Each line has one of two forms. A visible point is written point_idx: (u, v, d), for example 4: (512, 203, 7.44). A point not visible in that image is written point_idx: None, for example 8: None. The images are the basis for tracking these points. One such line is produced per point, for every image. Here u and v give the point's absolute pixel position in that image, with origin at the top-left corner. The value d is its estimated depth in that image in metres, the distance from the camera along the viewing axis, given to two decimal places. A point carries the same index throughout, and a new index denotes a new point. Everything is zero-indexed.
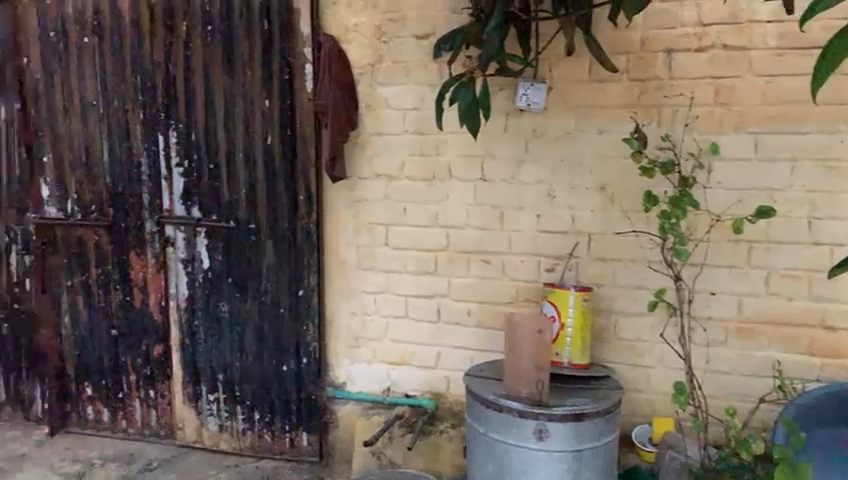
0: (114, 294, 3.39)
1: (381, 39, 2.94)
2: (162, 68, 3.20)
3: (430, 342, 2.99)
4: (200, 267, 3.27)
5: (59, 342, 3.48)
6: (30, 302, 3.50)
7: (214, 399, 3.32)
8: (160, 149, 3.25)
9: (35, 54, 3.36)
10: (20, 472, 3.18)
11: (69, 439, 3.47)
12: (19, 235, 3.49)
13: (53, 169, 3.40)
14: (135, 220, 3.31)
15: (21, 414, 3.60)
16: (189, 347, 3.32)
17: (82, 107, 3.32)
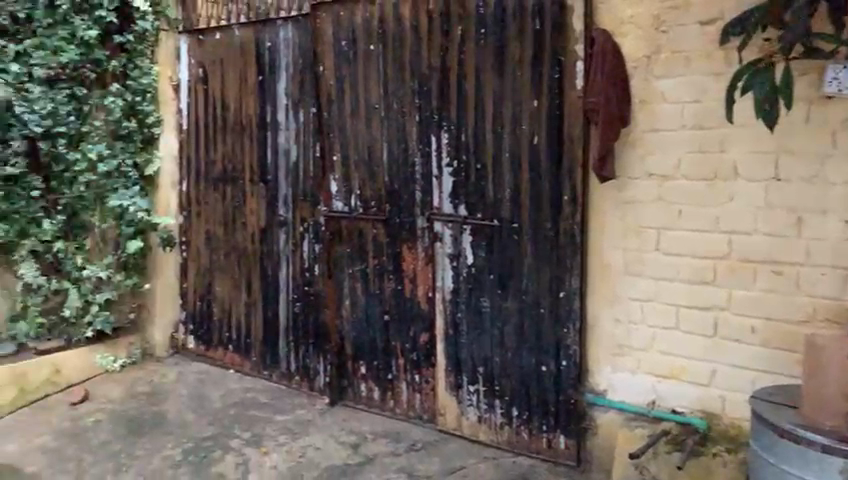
0: (387, 283, 3.68)
1: (659, 29, 2.74)
2: (438, 72, 3.39)
3: (704, 358, 2.72)
4: (464, 263, 3.40)
5: (340, 322, 3.88)
6: (319, 285, 3.96)
7: (475, 391, 3.44)
8: (433, 149, 3.45)
9: (331, 64, 3.77)
10: (309, 435, 3.55)
11: (346, 411, 3.85)
12: (312, 226, 3.97)
13: (341, 167, 3.80)
14: (408, 216, 3.56)
15: (307, 385, 4.08)
16: (452, 338, 3.48)
17: (367, 111, 3.65)
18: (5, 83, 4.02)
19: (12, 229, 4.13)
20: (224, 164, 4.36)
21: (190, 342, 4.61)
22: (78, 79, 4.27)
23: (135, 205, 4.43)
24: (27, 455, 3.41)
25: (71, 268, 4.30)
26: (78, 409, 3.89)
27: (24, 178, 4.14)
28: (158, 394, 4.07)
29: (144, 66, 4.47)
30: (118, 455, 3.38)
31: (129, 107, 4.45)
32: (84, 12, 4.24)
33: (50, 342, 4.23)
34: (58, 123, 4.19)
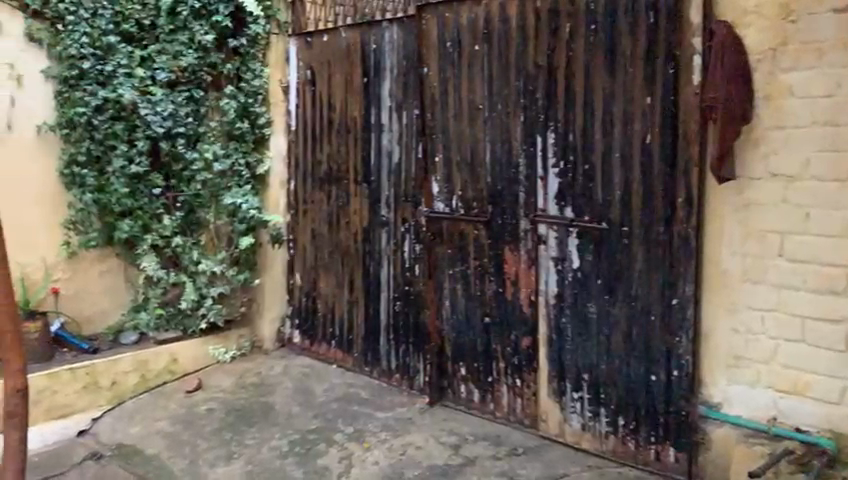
0: (488, 284, 3.65)
1: (787, 19, 2.56)
2: (544, 71, 3.32)
3: (833, 374, 2.51)
4: (570, 267, 3.31)
5: (440, 322, 3.88)
6: (419, 285, 3.98)
7: (578, 398, 3.35)
8: (538, 149, 3.37)
9: (435, 65, 3.78)
10: (409, 434, 3.57)
11: (446, 411, 3.84)
12: (413, 226, 4.00)
13: (443, 167, 3.79)
14: (511, 218, 3.50)
15: (406, 384, 4.11)
16: (556, 343, 3.41)
17: (470, 111, 3.63)
18: (132, 87, 4.28)
19: (137, 224, 4.42)
20: (329, 164, 4.47)
21: (295, 336, 4.77)
22: (196, 81, 4.47)
23: (246, 202, 4.57)
24: (147, 438, 3.63)
25: (188, 262, 4.51)
26: (192, 397, 4.10)
27: (146, 176, 4.42)
28: (265, 385, 4.23)
29: (257, 69, 4.63)
30: (229, 442, 3.53)
31: (243, 108, 4.61)
32: (202, 18, 4.43)
33: (168, 333, 4.47)
34: (177, 123, 4.40)
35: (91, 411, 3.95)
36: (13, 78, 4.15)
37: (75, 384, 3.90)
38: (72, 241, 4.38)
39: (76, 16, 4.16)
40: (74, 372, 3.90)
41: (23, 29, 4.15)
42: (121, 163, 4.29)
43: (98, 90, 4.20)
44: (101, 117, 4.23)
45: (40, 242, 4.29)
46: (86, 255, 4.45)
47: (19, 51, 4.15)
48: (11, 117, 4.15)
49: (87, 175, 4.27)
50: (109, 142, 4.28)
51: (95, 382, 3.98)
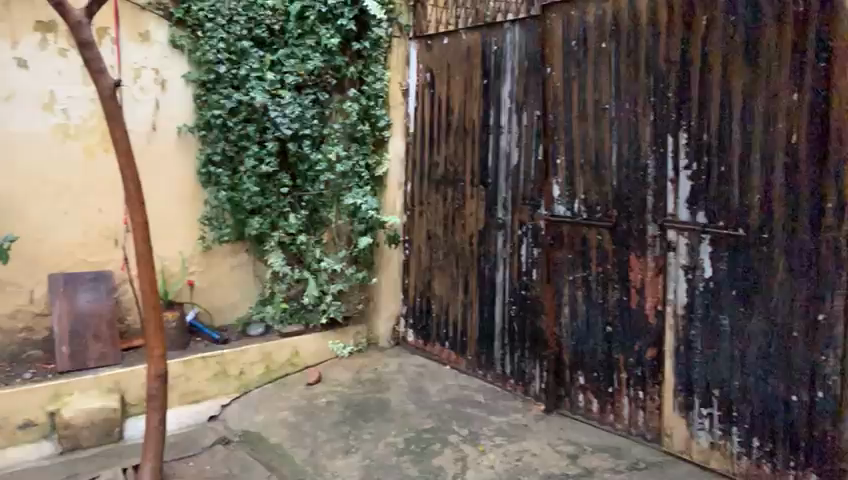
0: (610, 291, 3.52)
1: None
2: (676, 68, 3.16)
3: None
4: (701, 276, 3.13)
5: (558, 329, 3.79)
6: (536, 291, 3.89)
7: (707, 414, 3.16)
8: (669, 150, 3.22)
9: (558, 64, 3.69)
10: (526, 440, 3.50)
11: (562, 420, 3.75)
12: (531, 229, 3.91)
13: (565, 170, 3.70)
14: (638, 223, 3.36)
15: (521, 389, 4.05)
16: (684, 355, 3.23)
17: (595, 111, 3.52)
18: (263, 90, 4.43)
19: (265, 222, 4.59)
20: (446, 167, 4.48)
21: (410, 335, 4.87)
22: (321, 84, 4.62)
23: (367, 203, 4.66)
24: (271, 427, 3.78)
25: (310, 260, 4.66)
26: (313, 389, 4.24)
27: (275, 176, 4.59)
28: (381, 382, 4.30)
29: (379, 72, 4.70)
30: (348, 436, 3.61)
31: (364, 111, 4.72)
32: (328, 22, 4.58)
33: (292, 326, 4.61)
34: (304, 126, 4.55)
35: (220, 398, 4.17)
36: (158, 83, 4.42)
37: (206, 372, 4.12)
38: (207, 236, 4.64)
39: (214, 23, 4.37)
40: (206, 361, 4.12)
41: (167, 36, 4.42)
42: (252, 163, 4.47)
43: (232, 93, 4.40)
44: (235, 119, 4.42)
45: (178, 235, 4.56)
46: (218, 249, 4.71)
47: (163, 57, 4.43)
48: (156, 119, 4.43)
49: (222, 174, 4.48)
50: (242, 143, 4.47)
51: (224, 371, 4.19)
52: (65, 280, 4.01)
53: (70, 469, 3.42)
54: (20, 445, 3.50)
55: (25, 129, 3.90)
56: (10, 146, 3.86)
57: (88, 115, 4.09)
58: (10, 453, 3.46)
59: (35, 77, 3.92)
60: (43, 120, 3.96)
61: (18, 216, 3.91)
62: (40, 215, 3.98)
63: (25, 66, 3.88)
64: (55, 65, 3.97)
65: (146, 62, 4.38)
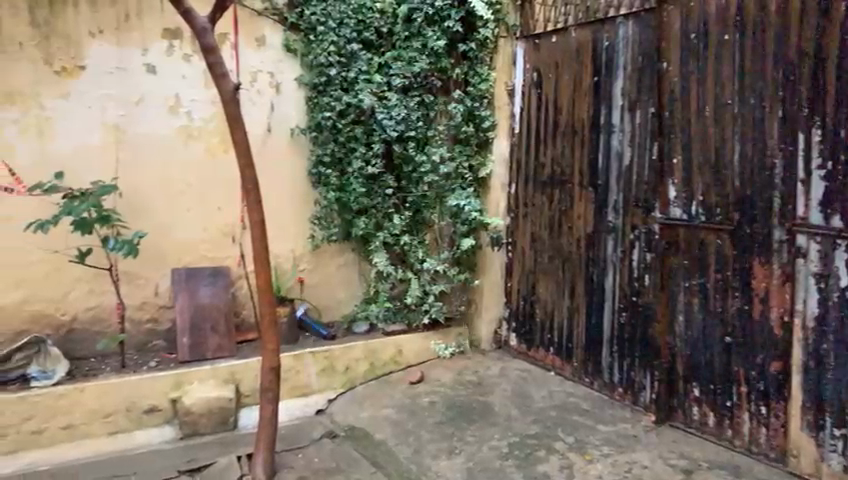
0: (730, 300, 3.32)
1: None
2: (809, 59, 2.93)
3: None
4: (835, 285, 2.90)
5: (672, 338, 3.62)
6: (649, 297, 3.72)
7: (840, 435, 2.91)
8: (799, 148, 2.99)
9: (676, 59, 3.53)
10: (635, 452, 3.37)
11: (674, 433, 3.57)
12: (644, 233, 3.75)
13: (682, 170, 3.52)
14: (763, 227, 3.16)
15: (630, 399, 3.89)
16: (813, 371, 2.99)
17: (716, 109, 3.34)
18: (371, 93, 4.49)
19: (370, 222, 4.66)
20: (552, 168, 4.39)
21: (512, 339, 4.80)
22: (427, 86, 4.62)
23: (469, 204, 4.63)
24: (375, 423, 3.83)
25: (413, 260, 4.69)
26: (416, 388, 4.26)
27: (381, 177, 4.64)
28: (484, 385, 4.27)
29: (485, 73, 4.68)
30: (451, 437, 3.60)
31: (469, 112, 4.69)
32: (435, 24, 4.57)
33: (395, 325, 4.67)
34: (409, 127, 4.57)
35: (326, 393, 4.27)
36: (272, 86, 4.58)
37: (314, 366, 4.23)
38: (316, 235, 4.76)
39: (326, 26, 4.48)
40: (314, 356, 4.24)
41: (280, 41, 4.58)
42: (359, 164, 4.55)
43: (342, 95, 4.48)
44: (344, 121, 4.51)
45: (288, 234, 4.71)
46: (327, 249, 4.83)
47: (278, 61, 4.59)
48: (270, 122, 4.59)
49: (331, 175, 4.59)
50: (350, 145, 4.55)
51: (331, 366, 4.29)
52: (186, 275, 4.23)
53: (190, 454, 3.63)
54: (145, 429, 3.74)
55: (153, 130, 4.15)
56: (140, 147, 4.13)
57: (209, 117, 4.30)
58: (137, 435, 3.71)
59: (163, 82, 4.16)
60: (169, 122, 4.19)
61: (146, 213, 4.17)
62: (165, 213, 4.23)
63: (154, 71, 4.12)
64: (180, 70, 4.20)
65: (261, 65, 4.55)
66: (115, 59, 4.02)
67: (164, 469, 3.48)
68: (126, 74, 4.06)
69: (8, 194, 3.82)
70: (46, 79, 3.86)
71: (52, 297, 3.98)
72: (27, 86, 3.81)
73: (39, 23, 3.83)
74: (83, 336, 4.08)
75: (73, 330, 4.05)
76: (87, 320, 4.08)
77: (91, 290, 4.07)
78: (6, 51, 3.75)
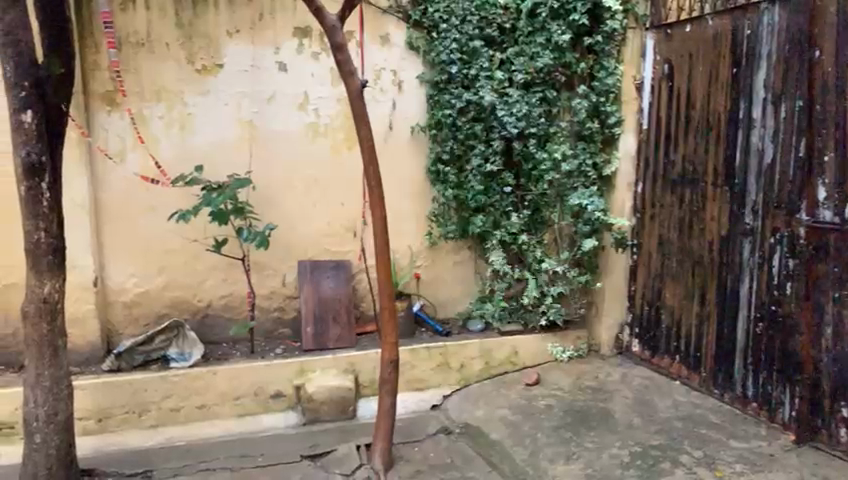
0: None
1: None
2: None
3: None
4: None
5: (817, 352, 3.32)
6: (791, 306, 3.44)
7: None
8: None
9: (831, 45, 3.23)
10: (771, 472, 3.13)
11: (817, 455, 3.28)
12: (787, 237, 3.46)
13: (835, 169, 3.22)
14: None
15: (766, 415, 3.61)
16: None
17: None
18: (491, 89, 4.46)
19: (488, 220, 4.62)
20: (684, 166, 4.16)
21: (635, 345, 4.60)
22: (550, 81, 4.51)
23: (592, 203, 4.48)
24: (491, 422, 3.81)
25: (531, 260, 4.61)
26: (532, 390, 4.19)
27: (500, 175, 4.59)
28: (603, 391, 4.13)
29: (611, 66, 4.48)
30: (570, 442, 3.51)
31: (593, 108, 4.52)
32: (560, 17, 4.42)
33: (511, 325, 4.62)
34: (530, 124, 4.48)
35: (442, 389, 4.29)
36: (395, 84, 4.57)
37: (430, 362, 4.26)
38: (433, 232, 4.74)
39: (449, 24, 4.43)
40: (430, 351, 4.26)
41: (403, 39, 4.54)
42: (478, 161, 4.52)
43: (462, 92, 4.45)
44: (464, 119, 4.48)
45: (407, 231, 4.71)
46: (443, 246, 4.79)
47: (401, 59, 4.56)
48: (392, 119, 4.58)
49: (449, 172, 4.57)
50: (469, 142, 4.52)
51: (447, 363, 4.30)
52: (310, 267, 4.39)
53: (312, 440, 3.72)
54: (270, 413, 3.91)
55: (282, 127, 4.32)
56: (270, 143, 4.31)
57: (334, 115, 4.42)
58: (264, 419, 3.88)
59: (292, 80, 4.31)
60: (298, 119, 4.35)
61: (274, 207, 4.36)
62: (291, 207, 4.39)
63: (284, 69, 4.29)
64: (309, 69, 4.34)
65: (386, 63, 4.54)
66: (250, 58, 4.22)
67: (287, 452, 3.59)
68: (259, 72, 4.24)
69: (154, 186, 4.11)
70: (189, 77, 4.12)
71: (190, 284, 4.24)
72: (171, 84, 4.09)
73: (183, 24, 4.08)
74: (216, 322, 4.32)
75: (207, 316, 4.30)
76: (220, 306, 4.32)
77: (225, 279, 4.30)
78: (154, 51, 4.04)
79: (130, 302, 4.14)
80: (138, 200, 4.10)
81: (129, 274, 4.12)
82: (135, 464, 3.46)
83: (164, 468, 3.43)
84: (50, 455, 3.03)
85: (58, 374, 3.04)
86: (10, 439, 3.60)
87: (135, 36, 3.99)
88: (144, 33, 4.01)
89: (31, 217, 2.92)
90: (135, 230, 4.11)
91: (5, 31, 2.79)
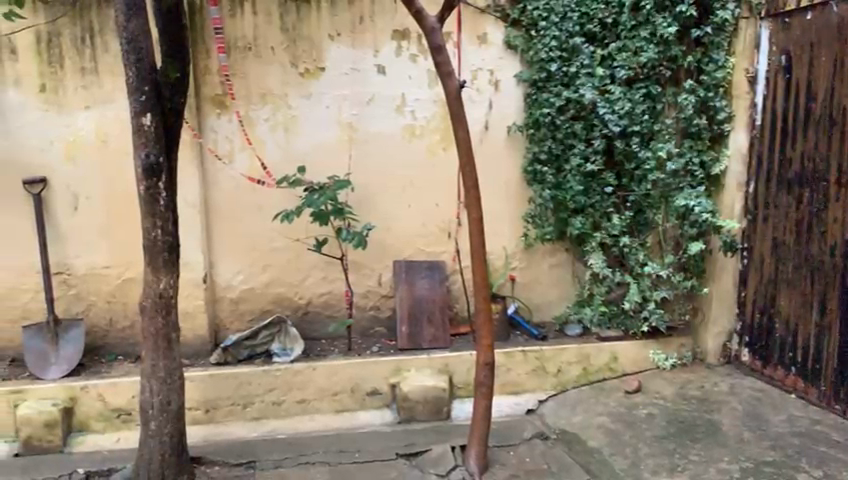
0: None
1: None
2: None
3: None
4: None
5: None
6: None
7: None
8: None
9: None
10: None
11: None
12: None
13: None
14: None
15: None
16: None
17: None
18: (592, 86, 4.31)
19: (587, 221, 4.49)
20: (802, 163, 3.89)
21: (745, 354, 4.35)
22: (655, 77, 4.31)
23: (699, 205, 4.26)
24: (589, 429, 3.71)
25: (633, 264, 4.43)
26: (632, 398, 4.04)
27: (600, 175, 4.45)
28: (710, 402, 3.92)
29: (721, 59, 4.24)
30: (673, 454, 3.39)
31: (701, 103, 4.30)
32: (665, 10, 4.23)
33: (611, 331, 4.48)
34: (633, 122, 4.30)
35: (538, 393, 4.22)
36: (492, 83, 4.53)
37: (525, 366, 4.19)
38: (530, 233, 4.66)
39: (548, 21, 4.35)
40: (526, 355, 4.19)
41: (502, 38, 4.49)
42: (578, 161, 4.40)
43: (562, 91, 4.35)
44: (563, 117, 4.37)
45: (503, 232, 4.66)
46: (540, 248, 4.70)
47: (498, 58, 4.52)
48: (489, 119, 4.55)
49: (547, 172, 4.49)
50: (568, 141, 4.41)
51: (543, 367, 4.22)
52: (406, 267, 4.43)
53: (408, 438, 3.75)
54: (367, 410, 3.98)
55: (380, 129, 4.38)
56: (368, 144, 4.38)
57: (431, 116, 4.43)
58: (360, 415, 3.95)
59: (390, 81, 4.36)
60: (396, 121, 4.40)
61: (372, 207, 4.43)
62: (389, 207, 4.45)
63: (383, 71, 4.34)
64: (407, 70, 4.37)
65: (483, 63, 4.50)
66: (350, 61, 4.30)
67: (384, 449, 3.64)
68: (358, 75, 4.31)
69: (260, 186, 4.26)
70: (293, 81, 4.25)
71: (292, 282, 4.37)
72: (276, 88, 4.23)
73: (288, 29, 4.20)
74: (316, 319, 4.44)
75: (308, 313, 4.42)
76: (320, 304, 4.43)
77: (325, 278, 4.40)
78: (260, 55, 4.19)
79: (237, 298, 4.32)
80: (245, 201, 4.27)
81: (236, 271, 4.30)
82: (240, 454, 3.61)
83: (266, 460, 3.55)
84: (164, 443, 3.20)
85: (172, 365, 3.21)
86: (128, 425, 3.83)
87: (243, 40, 4.16)
88: (251, 37, 4.16)
89: (150, 216, 3.10)
90: (241, 229, 4.28)
91: (129, 39, 2.96)
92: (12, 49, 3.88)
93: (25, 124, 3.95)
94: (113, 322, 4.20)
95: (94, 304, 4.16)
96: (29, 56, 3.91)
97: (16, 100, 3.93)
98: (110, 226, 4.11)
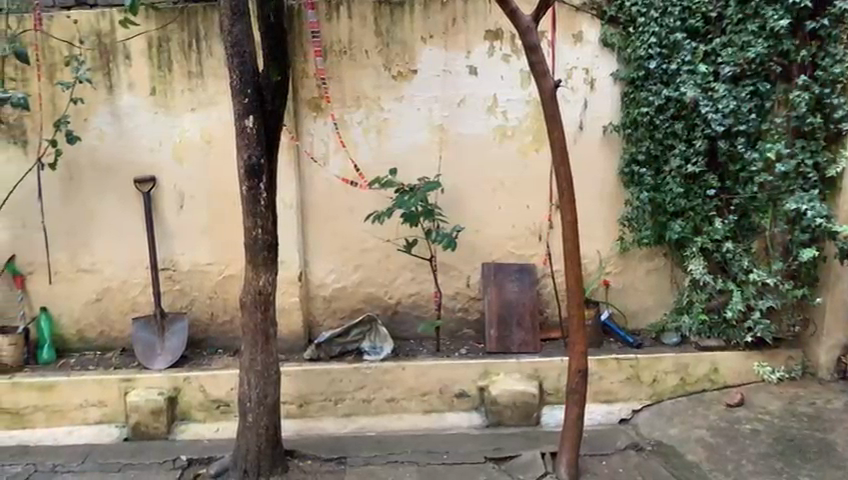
0: None
1: None
2: None
3: None
4: None
5: None
6: None
7: None
8: None
9: None
10: None
11: None
12: None
13: None
14: None
15: None
16: None
17: None
18: (695, 84, 4.15)
19: (688, 225, 4.30)
20: None
21: None
22: (764, 73, 4.08)
23: (812, 209, 4.00)
24: (688, 443, 3.56)
25: (737, 270, 4.21)
26: (734, 412, 3.83)
27: (702, 177, 4.26)
28: (822, 419, 3.67)
29: (839, 53, 3.95)
30: (782, 474, 3.24)
31: (816, 100, 4.02)
32: (777, 2, 3.97)
33: (711, 341, 4.26)
34: (739, 121, 4.11)
35: (632, 402, 4.08)
36: (587, 82, 4.40)
37: (620, 374, 4.06)
38: (626, 237, 4.50)
39: (647, 17, 4.20)
40: (620, 363, 4.05)
41: (598, 36, 4.34)
42: (678, 162, 4.24)
43: (661, 89, 4.21)
44: (663, 116, 4.23)
45: (597, 236, 4.52)
46: (637, 252, 4.53)
47: (594, 57, 4.38)
48: (583, 119, 4.42)
49: (645, 174, 4.33)
50: (668, 142, 4.26)
51: (637, 376, 4.07)
52: (495, 269, 4.40)
53: (497, 442, 3.71)
54: (455, 412, 3.97)
55: (472, 130, 4.37)
56: (461, 146, 4.37)
57: (524, 116, 4.37)
58: (449, 416, 3.95)
59: (483, 82, 4.33)
60: (487, 122, 4.36)
61: (463, 208, 4.42)
62: (480, 209, 4.42)
63: (475, 72, 4.32)
64: (499, 71, 4.33)
65: (577, 62, 4.38)
66: (442, 62, 4.30)
67: (472, 452, 3.62)
68: (450, 76, 4.31)
69: (353, 188, 4.34)
70: (386, 83, 4.29)
71: (382, 282, 4.42)
72: (369, 90, 4.29)
73: (382, 32, 4.25)
74: (405, 318, 4.47)
75: (398, 312, 4.46)
76: (409, 304, 4.46)
77: (414, 278, 4.42)
78: (355, 58, 4.26)
79: (329, 296, 4.41)
80: (339, 202, 4.35)
81: (329, 270, 4.40)
82: (331, 449, 3.69)
83: (356, 456, 3.61)
84: (260, 434, 3.30)
85: (269, 360, 3.31)
86: (226, 416, 3.99)
87: (339, 45, 4.24)
88: (347, 41, 4.24)
89: (251, 216, 3.21)
90: (334, 228, 4.37)
91: (233, 43, 3.08)
92: (126, 55, 4.13)
93: (137, 125, 4.20)
94: (214, 316, 4.38)
95: (197, 298, 4.36)
96: (141, 61, 4.14)
97: (130, 103, 4.18)
98: (212, 223, 4.29)
